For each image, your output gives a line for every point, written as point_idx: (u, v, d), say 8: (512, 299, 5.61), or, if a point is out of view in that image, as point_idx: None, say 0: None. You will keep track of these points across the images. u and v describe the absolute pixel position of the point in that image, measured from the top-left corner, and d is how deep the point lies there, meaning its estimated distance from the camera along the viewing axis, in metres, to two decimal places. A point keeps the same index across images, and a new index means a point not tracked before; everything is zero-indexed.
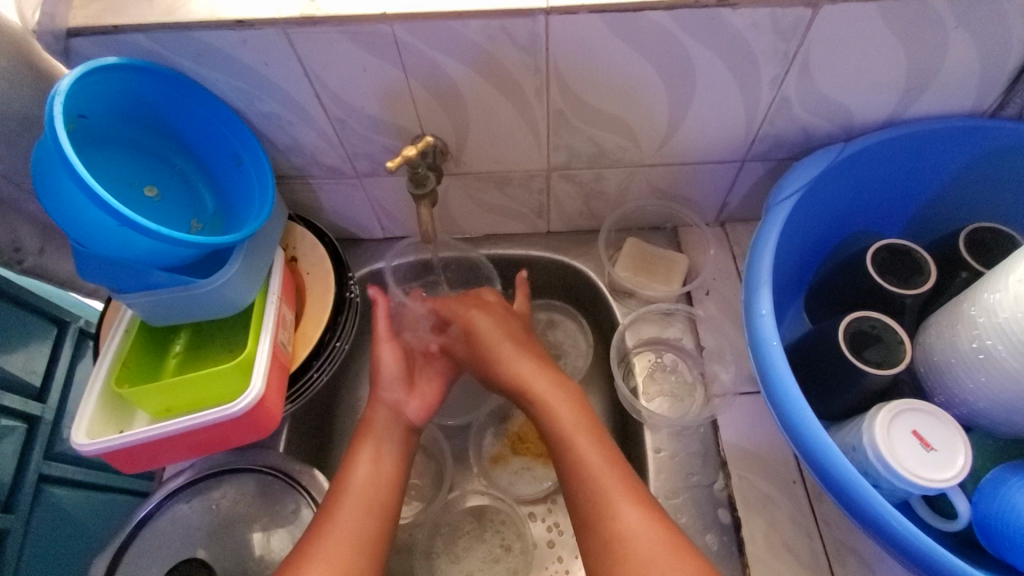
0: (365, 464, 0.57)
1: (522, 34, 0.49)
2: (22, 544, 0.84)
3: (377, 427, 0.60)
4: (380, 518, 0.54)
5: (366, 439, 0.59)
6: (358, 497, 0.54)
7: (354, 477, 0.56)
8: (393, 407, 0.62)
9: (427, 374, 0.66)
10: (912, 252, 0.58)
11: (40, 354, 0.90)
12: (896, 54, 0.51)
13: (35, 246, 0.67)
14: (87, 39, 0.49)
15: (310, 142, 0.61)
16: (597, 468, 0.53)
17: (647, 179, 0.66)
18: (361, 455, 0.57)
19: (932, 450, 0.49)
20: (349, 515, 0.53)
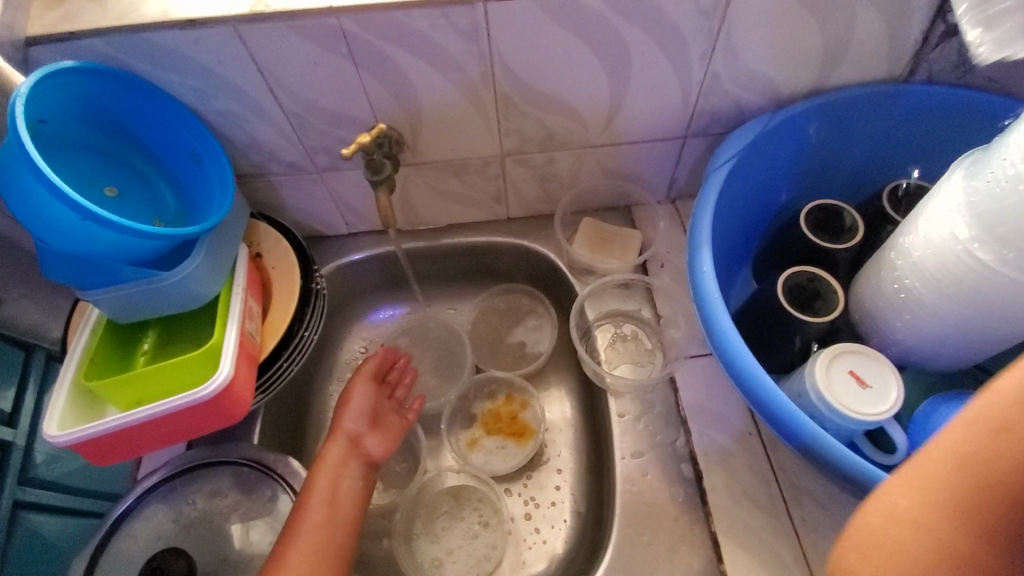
0: (321, 496, 0.56)
1: (464, 22, 0.52)
2: None
3: (334, 458, 0.59)
4: (331, 558, 0.54)
5: (321, 472, 0.58)
6: (313, 530, 0.54)
7: (309, 509, 0.55)
8: (352, 439, 0.62)
9: (392, 419, 0.67)
10: (842, 212, 0.62)
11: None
12: (809, 27, 0.55)
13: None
14: (44, 47, 0.51)
15: (269, 139, 0.63)
16: None
17: (596, 159, 0.69)
18: (314, 496, 0.56)
19: (867, 387, 0.53)
20: (302, 551, 0.53)
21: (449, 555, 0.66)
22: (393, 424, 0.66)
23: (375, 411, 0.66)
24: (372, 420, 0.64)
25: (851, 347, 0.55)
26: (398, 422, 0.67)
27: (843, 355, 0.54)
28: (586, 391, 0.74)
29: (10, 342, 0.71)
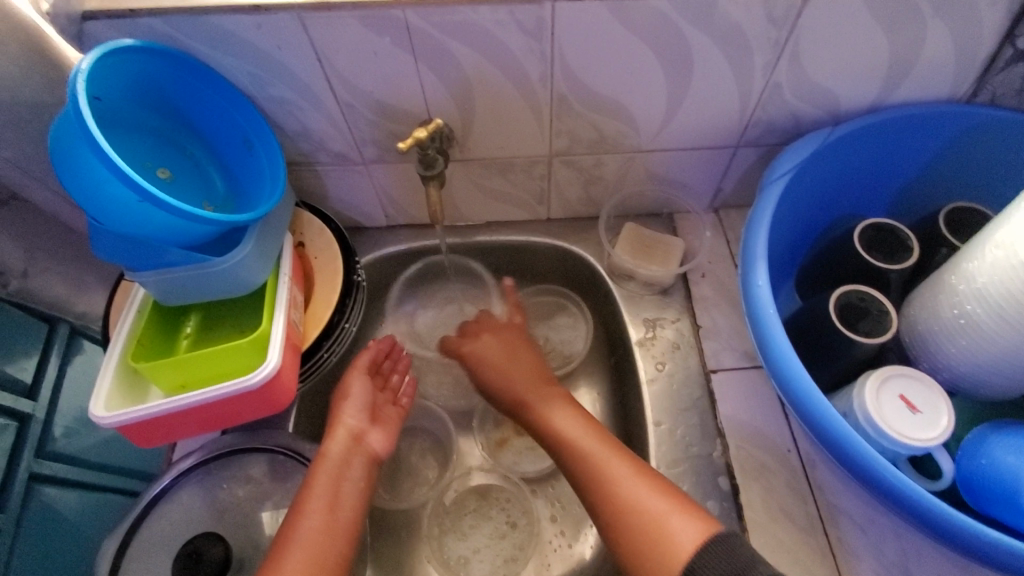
0: (322, 499, 0.54)
1: (530, 21, 0.51)
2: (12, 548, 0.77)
3: (335, 457, 0.57)
4: (334, 562, 0.52)
5: (321, 472, 0.56)
6: (313, 535, 0.52)
7: (307, 515, 0.53)
8: (355, 435, 0.60)
9: (388, 414, 0.65)
10: (896, 231, 0.61)
11: (30, 351, 0.83)
12: (878, 42, 0.54)
13: (18, 270, 0.71)
14: (102, 23, 0.50)
15: (319, 128, 0.62)
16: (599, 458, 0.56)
17: (643, 165, 0.69)
18: (314, 501, 0.54)
19: (917, 412, 0.52)
20: (302, 558, 0.51)
21: (475, 553, 0.66)
22: (391, 417, 0.65)
23: (374, 406, 0.64)
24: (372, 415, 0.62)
25: (909, 374, 0.54)
26: (394, 413, 0.65)
27: (895, 379, 0.54)
28: (619, 397, 0.74)
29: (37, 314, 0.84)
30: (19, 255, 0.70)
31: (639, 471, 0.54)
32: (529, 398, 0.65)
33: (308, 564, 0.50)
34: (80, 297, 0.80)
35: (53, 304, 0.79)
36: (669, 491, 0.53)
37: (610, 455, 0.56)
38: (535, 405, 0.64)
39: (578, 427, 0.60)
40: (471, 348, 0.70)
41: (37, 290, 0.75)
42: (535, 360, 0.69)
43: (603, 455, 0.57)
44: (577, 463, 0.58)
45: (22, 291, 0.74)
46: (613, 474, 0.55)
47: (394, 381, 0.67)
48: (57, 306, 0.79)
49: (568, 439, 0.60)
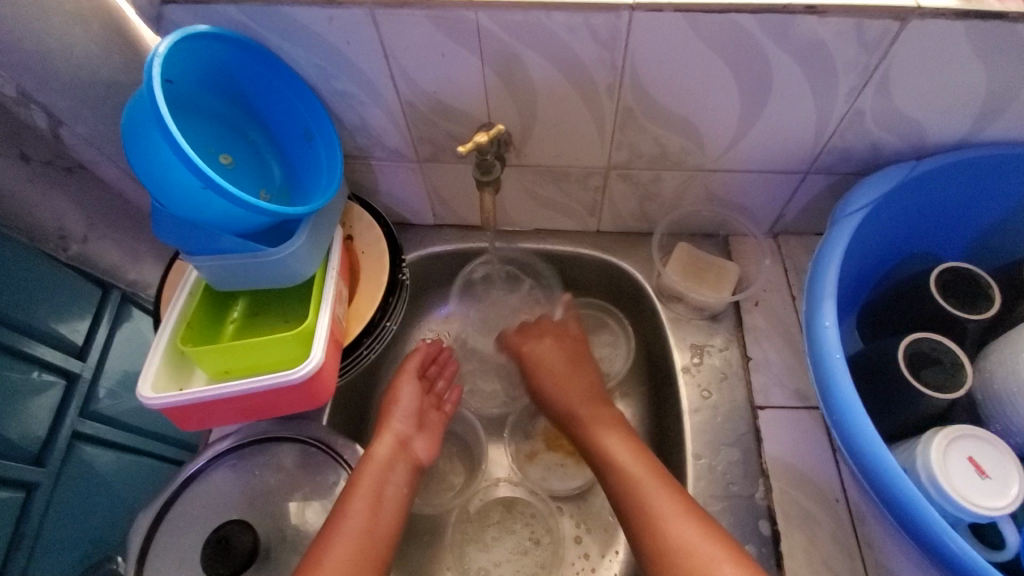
0: (366, 498, 0.56)
1: (604, 29, 0.49)
2: (48, 504, 0.80)
3: (383, 460, 0.59)
4: (371, 564, 0.53)
5: (369, 471, 0.57)
6: (355, 533, 0.53)
7: (351, 514, 0.54)
8: (402, 441, 0.62)
9: (433, 421, 0.66)
10: (976, 277, 0.57)
11: (81, 315, 0.86)
12: (978, 75, 0.50)
13: (78, 235, 0.71)
14: (180, 7, 0.51)
15: (378, 124, 0.62)
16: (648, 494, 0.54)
17: (704, 185, 0.66)
18: (358, 501, 0.55)
19: (986, 478, 0.48)
20: (342, 556, 0.52)
21: (496, 566, 0.65)
22: (435, 424, 0.66)
23: (420, 412, 0.65)
24: (419, 422, 0.64)
25: (983, 435, 0.50)
26: (437, 420, 0.67)
27: (966, 439, 0.50)
28: (656, 422, 0.72)
29: (90, 279, 0.87)
30: (81, 221, 0.70)
31: (686, 507, 0.52)
32: (583, 417, 0.64)
33: (347, 563, 0.52)
34: (133, 265, 0.79)
35: (106, 271, 0.79)
36: (717, 535, 0.50)
37: (657, 486, 0.54)
38: (587, 426, 0.63)
39: (631, 453, 0.58)
40: (533, 348, 0.70)
41: (93, 256, 0.75)
42: (591, 381, 0.67)
43: (652, 485, 0.54)
44: (622, 489, 0.56)
45: (80, 256, 0.73)
46: (658, 507, 0.53)
47: (441, 388, 0.69)
48: (110, 273, 0.79)
49: (616, 464, 0.58)
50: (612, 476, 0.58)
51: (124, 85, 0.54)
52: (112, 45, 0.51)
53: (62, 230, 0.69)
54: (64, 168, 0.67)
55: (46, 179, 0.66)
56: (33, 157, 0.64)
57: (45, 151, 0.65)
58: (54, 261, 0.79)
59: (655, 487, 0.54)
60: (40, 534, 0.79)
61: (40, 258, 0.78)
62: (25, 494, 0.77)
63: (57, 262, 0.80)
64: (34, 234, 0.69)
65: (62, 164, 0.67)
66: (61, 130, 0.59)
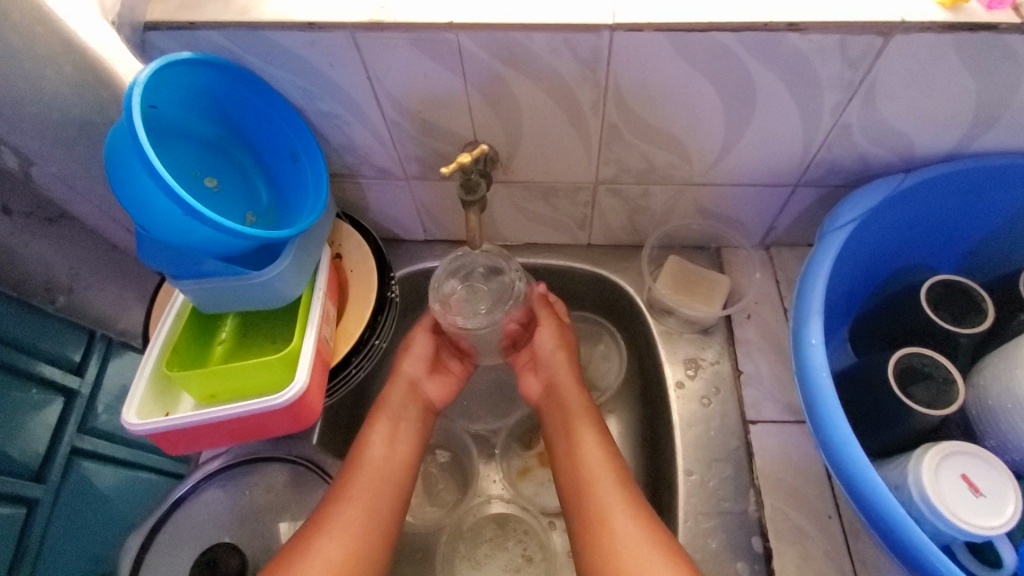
0: (382, 436, 0.61)
1: (586, 48, 0.49)
2: (48, 521, 0.80)
3: (377, 457, 0.59)
4: (390, 493, 0.58)
5: (365, 467, 0.58)
6: (372, 465, 0.58)
7: (370, 448, 0.60)
8: (412, 383, 0.66)
9: (450, 366, 0.70)
10: (968, 289, 0.57)
11: (73, 343, 0.85)
12: (965, 88, 0.50)
13: (65, 287, 0.76)
14: (163, 33, 0.51)
15: (364, 143, 0.62)
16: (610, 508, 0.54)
17: (692, 199, 0.66)
18: (375, 436, 0.61)
19: (980, 495, 0.48)
20: (363, 484, 0.57)
21: None
22: (451, 370, 0.70)
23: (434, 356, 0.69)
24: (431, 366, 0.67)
25: (983, 458, 0.49)
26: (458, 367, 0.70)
27: (959, 458, 0.49)
28: (648, 433, 0.71)
29: (78, 324, 0.85)
30: (67, 272, 0.75)
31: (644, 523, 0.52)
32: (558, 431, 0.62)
33: (368, 492, 0.56)
34: (120, 312, 0.87)
35: (97, 319, 0.86)
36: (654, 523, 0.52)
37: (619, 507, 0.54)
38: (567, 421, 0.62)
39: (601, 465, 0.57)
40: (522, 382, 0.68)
41: (82, 304, 0.81)
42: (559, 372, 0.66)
43: (612, 504, 0.54)
44: (577, 485, 0.57)
45: (70, 305, 0.80)
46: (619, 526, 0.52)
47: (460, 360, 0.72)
48: (101, 320, 0.86)
49: (585, 465, 0.58)
50: (574, 473, 0.58)
51: (95, 123, 0.56)
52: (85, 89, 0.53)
53: (49, 282, 0.74)
54: (47, 219, 0.69)
55: (29, 231, 0.68)
56: (16, 210, 0.65)
57: (27, 202, 0.66)
58: (29, 306, 0.76)
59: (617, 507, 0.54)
60: (40, 553, 0.79)
61: (30, 312, 0.76)
62: (25, 511, 0.77)
63: (43, 312, 0.79)
64: (24, 287, 0.73)
65: (45, 215, 0.69)
66: (32, 169, 0.59)
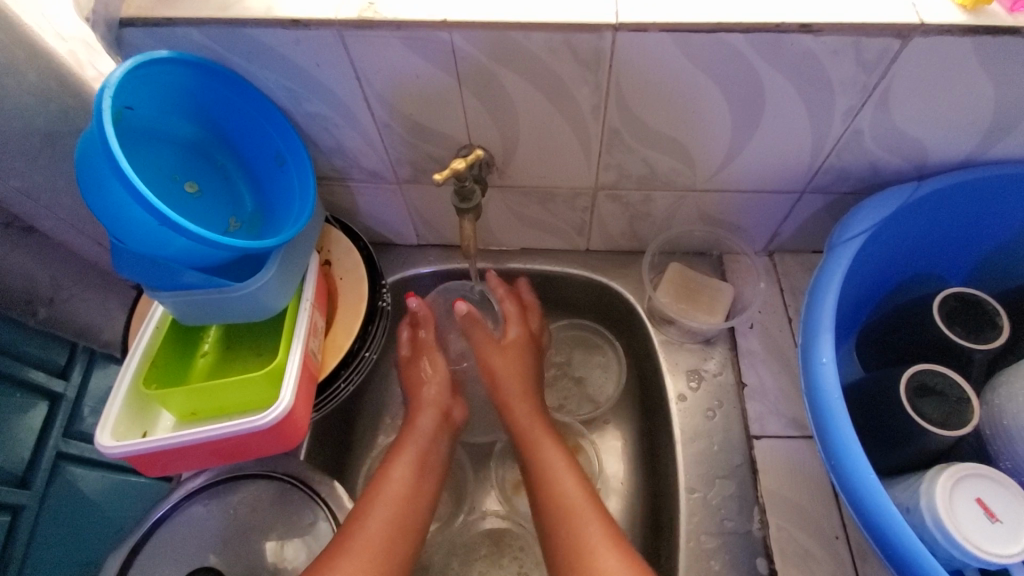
0: (413, 460, 0.60)
1: (587, 50, 0.46)
2: (34, 528, 0.77)
3: (401, 490, 0.57)
4: (410, 522, 0.56)
5: (383, 501, 0.56)
6: (397, 492, 0.57)
7: (394, 472, 0.58)
8: (444, 412, 0.65)
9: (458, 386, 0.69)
10: (982, 303, 0.55)
11: (53, 348, 0.81)
12: (984, 94, 0.47)
13: (45, 297, 0.67)
14: (139, 30, 0.48)
15: (354, 146, 0.59)
16: (583, 523, 0.54)
17: (695, 205, 0.63)
18: (400, 462, 0.59)
19: (996, 521, 0.46)
20: (385, 509, 0.55)
21: None
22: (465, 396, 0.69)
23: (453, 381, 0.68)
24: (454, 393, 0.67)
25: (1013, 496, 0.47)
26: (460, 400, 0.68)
27: (985, 482, 0.47)
28: (647, 446, 0.69)
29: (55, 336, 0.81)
30: (47, 281, 0.66)
31: (615, 542, 0.53)
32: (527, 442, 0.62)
33: (390, 519, 0.55)
34: (107, 327, 0.81)
35: (80, 332, 0.75)
36: (624, 550, 0.52)
37: (590, 522, 0.54)
38: (542, 454, 0.60)
39: (569, 479, 0.58)
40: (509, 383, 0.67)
41: (65, 316, 0.71)
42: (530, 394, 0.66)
43: (585, 518, 0.54)
44: (548, 503, 0.57)
45: (50, 318, 0.69)
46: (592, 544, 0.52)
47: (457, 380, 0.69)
48: (88, 336, 0.80)
49: (568, 502, 0.56)
50: (547, 499, 0.57)
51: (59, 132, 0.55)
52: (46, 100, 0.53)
53: (28, 293, 0.65)
54: (25, 229, 0.62)
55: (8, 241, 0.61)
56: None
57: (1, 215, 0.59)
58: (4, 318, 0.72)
59: (590, 523, 0.54)
60: (26, 562, 0.76)
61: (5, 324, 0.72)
62: (9, 518, 0.74)
63: (23, 326, 0.75)
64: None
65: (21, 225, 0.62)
66: None
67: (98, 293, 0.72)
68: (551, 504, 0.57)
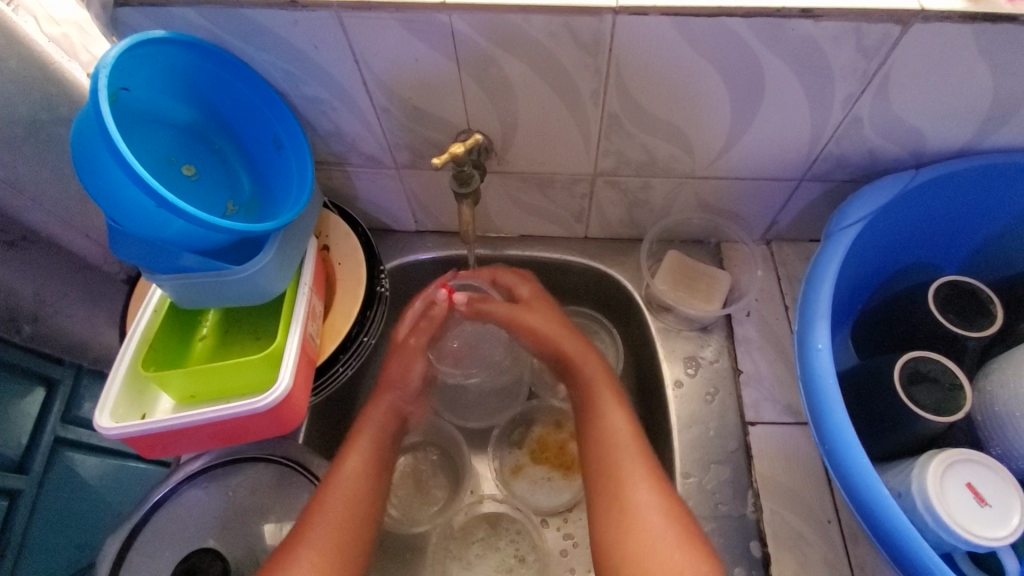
0: (365, 449, 0.59)
1: (587, 33, 0.46)
2: (33, 511, 0.78)
3: (356, 473, 0.57)
4: (367, 515, 0.56)
5: (337, 489, 0.55)
6: (348, 482, 0.56)
7: (347, 460, 0.58)
8: (400, 410, 0.64)
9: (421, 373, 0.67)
10: (977, 292, 0.55)
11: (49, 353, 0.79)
12: (983, 81, 0.47)
13: (29, 315, 0.70)
14: (134, 10, 0.47)
15: (353, 131, 0.59)
16: (625, 456, 0.56)
17: (694, 191, 0.63)
18: (352, 448, 0.59)
19: (985, 506, 0.47)
20: (336, 499, 0.54)
21: None
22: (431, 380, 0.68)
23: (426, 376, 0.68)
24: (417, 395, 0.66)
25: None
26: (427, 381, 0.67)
27: (976, 467, 0.48)
28: (644, 431, 0.70)
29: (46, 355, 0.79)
30: (31, 298, 0.68)
31: (659, 482, 0.54)
32: (581, 378, 0.63)
33: (342, 513, 0.54)
34: (94, 336, 0.81)
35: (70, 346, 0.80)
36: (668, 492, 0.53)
37: (637, 458, 0.55)
38: (597, 400, 0.60)
39: (623, 422, 0.58)
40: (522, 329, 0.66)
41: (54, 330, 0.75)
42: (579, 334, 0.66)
43: (630, 455, 0.56)
44: (601, 451, 0.57)
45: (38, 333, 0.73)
46: (637, 489, 0.53)
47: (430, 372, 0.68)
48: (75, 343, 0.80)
49: (615, 444, 0.57)
50: (601, 442, 0.58)
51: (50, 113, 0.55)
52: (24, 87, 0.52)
53: (12, 311, 0.68)
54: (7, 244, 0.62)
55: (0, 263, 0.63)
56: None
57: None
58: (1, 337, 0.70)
59: (635, 458, 0.55)
60: (24, 544, 0.77)
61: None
62: (7, 503, 0.74)
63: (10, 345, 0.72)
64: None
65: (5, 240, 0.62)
66: None
67: (84, 308, 0.75)
68: (598, 436, 0.58)
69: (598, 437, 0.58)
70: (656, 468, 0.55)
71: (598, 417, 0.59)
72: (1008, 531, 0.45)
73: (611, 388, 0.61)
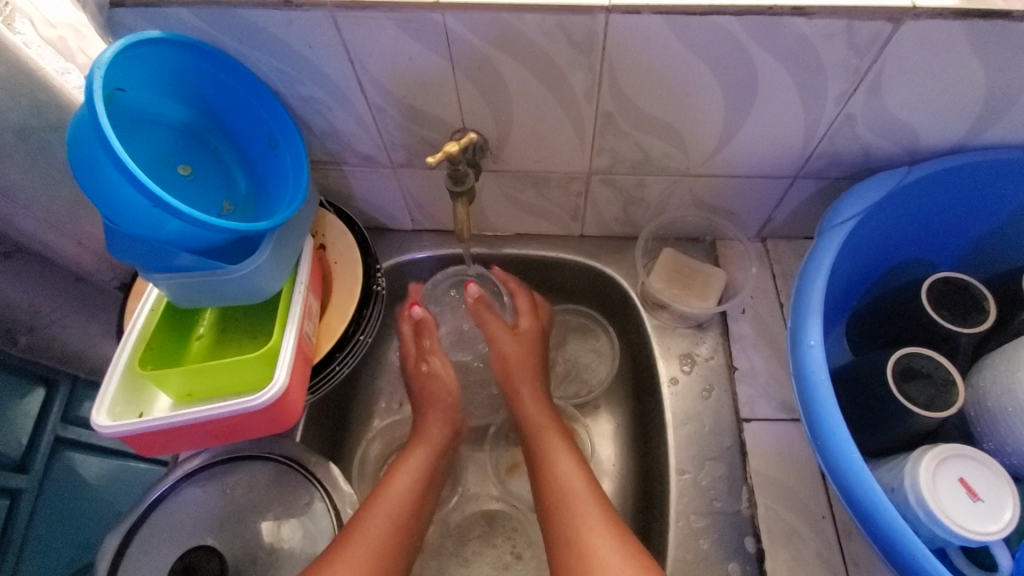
0: (415, 471, 0.61)
1: (580, 32, 0.46)
2: (34, 510, 0.78)
3: (403, 491, 0.58)
4: (403, 531, 0.56)
5: (385, 503, 0.56)
6: (394, 498, 0.57)
7: (394, 479, 0.59)
8: (450, 419, 0.66)
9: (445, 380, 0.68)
10: (970, 288, 0.56)
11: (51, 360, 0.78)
12: (975, 78, 0.47)
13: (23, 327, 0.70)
14: (130, 10, 0.47)
15: (348, 130, 0.59)
16: (582, 505, 0.55)
17: (689, 189, 0.63)
18: (405, 466, 0.61)
19: (978, 500, 0.47)
20: (381, 513, 0.55)
21: None
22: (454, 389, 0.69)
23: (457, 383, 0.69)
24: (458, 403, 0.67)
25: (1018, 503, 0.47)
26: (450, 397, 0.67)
27: (968, 462, 0.48)
28: (639, 428, 0.70)
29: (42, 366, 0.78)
30: (26, 309, 0.68)
31: (622, 535, 0.52)
32: (533, 432, 0.63)
33: (383, 526, 0.54)
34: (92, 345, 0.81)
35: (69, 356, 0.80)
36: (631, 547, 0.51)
37: (590, 508, 0.54)
38: (546, 444, 0.61)
39: (578, 472, 0.58)
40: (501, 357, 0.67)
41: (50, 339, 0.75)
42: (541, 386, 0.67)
43: (587, 504, 0.55)
44: (555, 502, 0.57)
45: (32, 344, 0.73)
46: (598, 542, 0.51)
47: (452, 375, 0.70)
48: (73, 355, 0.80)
49: (569, 494, 0.56)
50: (552, 493, 0.57)
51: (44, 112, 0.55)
52: (18, 88, 0.52)
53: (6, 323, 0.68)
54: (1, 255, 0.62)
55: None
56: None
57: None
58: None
59: (589, 506, 0.55)
60: (25, 543, 0.77)
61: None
62: (8, 502, 0.75)
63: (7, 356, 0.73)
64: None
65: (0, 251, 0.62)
66: None
67: (80, 318, 0.75)
68: (554, 485, 0.58)
69: (548, 489, 0.58)
70: (614, 517, 0.54)
71: (552, 467, 0.59)
72: (1000, 526, 0.46)
73: (559, 432, 0.62)
